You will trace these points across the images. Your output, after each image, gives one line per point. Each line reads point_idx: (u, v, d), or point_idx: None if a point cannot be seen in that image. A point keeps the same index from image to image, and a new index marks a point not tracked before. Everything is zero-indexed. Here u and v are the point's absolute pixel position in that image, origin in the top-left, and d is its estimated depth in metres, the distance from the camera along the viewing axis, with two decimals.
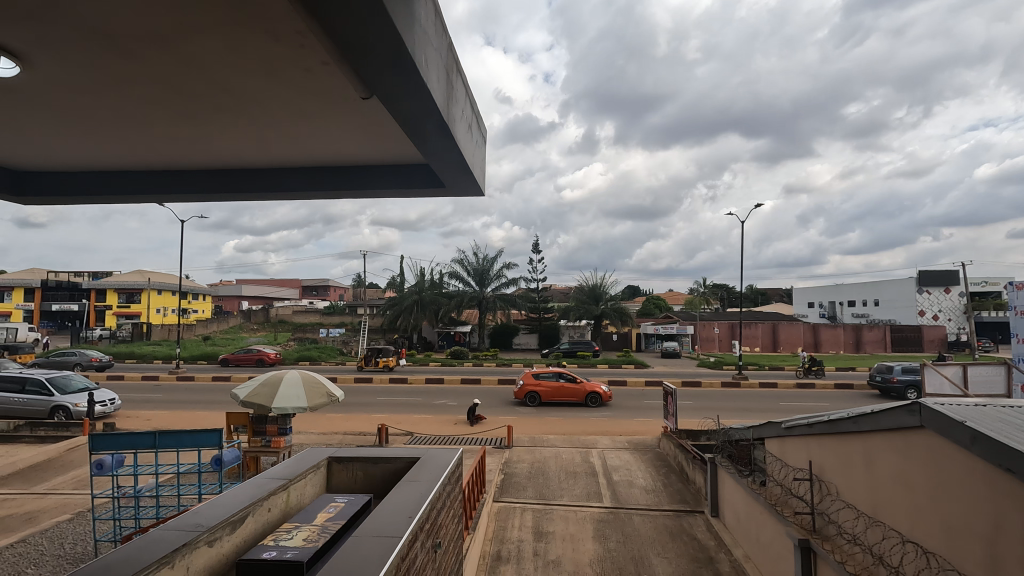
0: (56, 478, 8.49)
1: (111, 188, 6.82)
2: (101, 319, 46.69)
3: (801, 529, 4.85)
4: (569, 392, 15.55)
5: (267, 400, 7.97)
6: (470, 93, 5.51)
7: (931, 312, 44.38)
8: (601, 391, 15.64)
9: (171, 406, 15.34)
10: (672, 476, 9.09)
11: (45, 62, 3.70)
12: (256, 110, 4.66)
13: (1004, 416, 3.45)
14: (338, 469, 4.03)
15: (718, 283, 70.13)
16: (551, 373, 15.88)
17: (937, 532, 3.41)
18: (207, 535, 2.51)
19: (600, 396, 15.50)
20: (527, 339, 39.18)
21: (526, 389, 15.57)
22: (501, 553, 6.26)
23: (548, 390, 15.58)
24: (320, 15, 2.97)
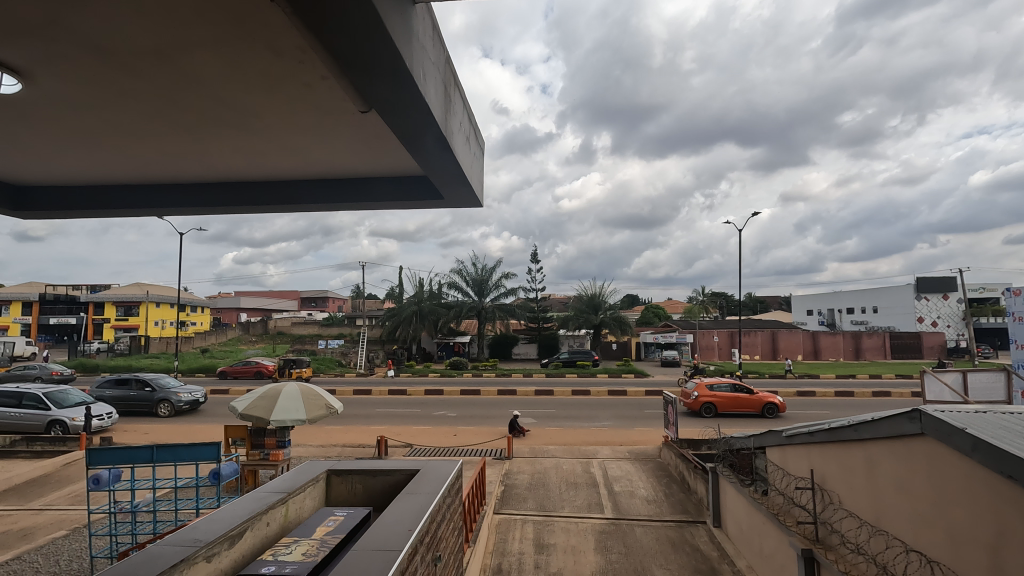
0: (51, 494, 8.41)
1: (111, 200, 6.85)
2: (98, 332, 46.48)
3: (804, 539, 4.82)
4: (746, 404, 15.07)
5: (265, 413, 7.93)
6: (468, 105, 5.56)
7: (930, 318, 44.40)
8: (776, 401, 15.22)
9: (169, 419, 15.25)
10: (674, 486, 9.04)
11: (48, 78, 3.73)
12: (254, 124, 4.69)
13: (1004, 422, 3.44)
14: (337, 482, 4.00)
15: (716, 292, 70.21)
16: (727, 385, 15.38)
17: (941, 541, 3.39)
18: (206, 550, 2.50)
19: (777, 408, 15.07)
20: (526, 349, 39.13)
21: (703, 401, 15.02)
22: (502, 565, 6.19)
23: (726, 402, 15.07)
24: (319, 31, 3.01)
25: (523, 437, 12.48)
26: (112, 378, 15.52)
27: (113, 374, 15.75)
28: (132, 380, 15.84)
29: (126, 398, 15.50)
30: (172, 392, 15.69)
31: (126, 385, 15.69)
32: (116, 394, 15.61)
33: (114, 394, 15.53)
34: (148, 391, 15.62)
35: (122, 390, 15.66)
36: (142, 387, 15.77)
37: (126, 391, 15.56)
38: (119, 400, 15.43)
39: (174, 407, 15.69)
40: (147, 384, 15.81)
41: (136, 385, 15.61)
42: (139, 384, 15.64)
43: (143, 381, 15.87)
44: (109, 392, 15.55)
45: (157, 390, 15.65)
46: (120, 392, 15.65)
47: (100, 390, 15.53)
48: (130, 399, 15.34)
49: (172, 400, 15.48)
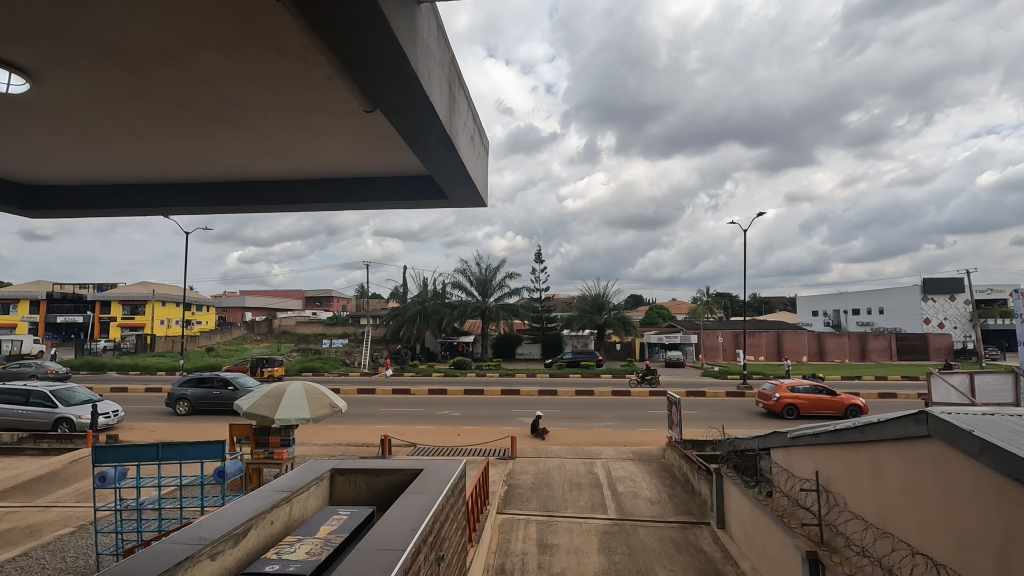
0: (58, 491, 8.47)
1: (117, 200, 6.90)
2: (105, 331, 46.81)
3: (808, 541, 4.80)
4: (829, 405, 14.97)
5: (270, 411, 7.96)
6: (473, 104, 5.57)
7: (937, 320, 44.09)
8: (858, 403, 15.12)
9: (175, 417, 15.33)
10: (678, 486, 9.03)
11: (54, 78, 3.76)
12: (258, 123, 4.70)
13: (1013, 425, 3.41)
14: (341, 480, 4.01)
15: (721, 292, 70.01)
16: (809, 386, 15.32)
17: (947, 544, 3.36)
18: (210, 548, 2.51)
19: (860, 409, 14.97)
20: (530, 349, 39.11)
21: (785, 402, 14.89)
22: (506, 565, 6.20)
23: (808, 403, 14.94)
24: (324, 32, 3.02)
25: (545, 437, 12.56)
26: (194, 377, 15.54)
27: (195, 373, 15.79)
28: (213, 379, 15.78)
29: (208, 396, 15.42)
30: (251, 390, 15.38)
31: (208, 384, 15.61)
32: (198, 392, 15.62)
33: (196, 393, 15.52)
34: (229, 389, 15.45)
35: (204, 389, 15.64)
36: (223, 385, 15.62)
37: (207, 389, 15.50)
38: (200, 398, 15.39)
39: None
40: (228, 383, 15.61)
41: (218, 384, 15.51)
42: (221, 383, 15.47)
43: (224, 379, 15.69)
44: (192, 390, 15.60)
45: (238, 389, 15.44)
46: (202, 390, 15.63)
47: (182, 390, 15.60)
48: (212, 396, 15.24)
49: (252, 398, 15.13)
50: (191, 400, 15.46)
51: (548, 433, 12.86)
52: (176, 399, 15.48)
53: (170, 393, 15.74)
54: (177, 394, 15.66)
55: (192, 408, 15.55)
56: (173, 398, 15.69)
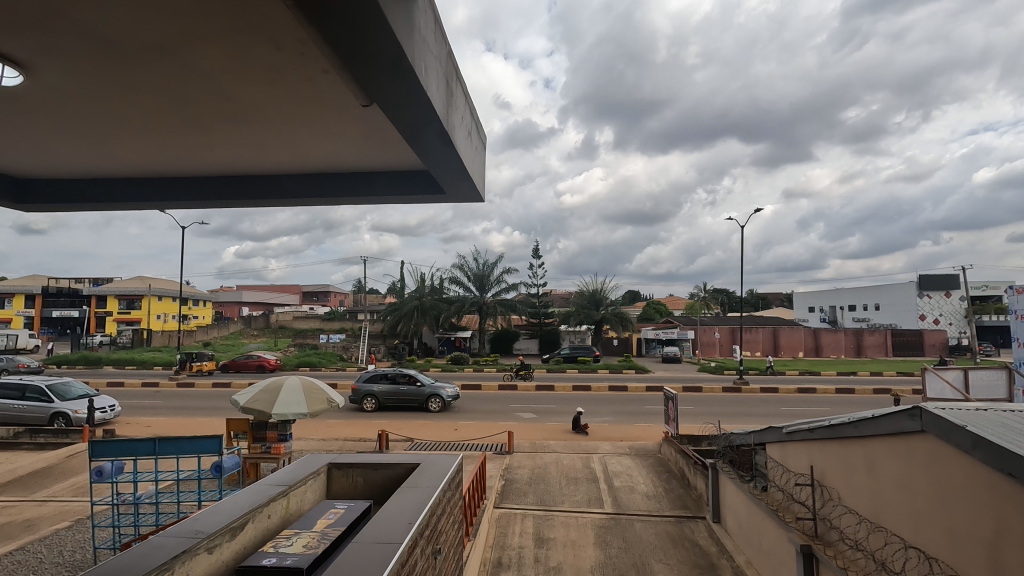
0: (55, 485, 8.47)
1: (113, 194, 6.86)
2: (101, 325, 46.51)
3: (803, 535, 4.85)
4: None
5: (267, 406, 7.95)
6: (470, 99, 5.54)
7: (932, 316, 44.35)
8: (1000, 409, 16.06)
9: (173, 412, 15.33)
10: (674, 481, 9.07)
11: (48, 71, 3.73)
12: (255, 117, 4.69)
13: (1005, 420, 3.44)
14: (339, 475, 4.02)
15: (717, 289, 70.27)
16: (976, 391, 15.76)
17: (939, 538, 3.39)
18: (207, 542, 2.51)
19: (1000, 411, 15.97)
20: (527, 344, 39.11)
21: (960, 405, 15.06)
22: (502, 559, 6.22)
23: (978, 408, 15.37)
24: (319, 24, 3.01)
25: (587, 434, 12.54)
26: (381, 373, 15.70)
27: (379, 369, 15.92)
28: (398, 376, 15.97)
29: (398, 392, 15.52)
30: (438, 386, 15.74)
31: (395, 379, 15.74)
32: (385, 388, 15.70)
33: (383, 388, 15.62)
34: (416, 385, 15.69)
35: (390, 384, 15.76)
36: (409, 381, 15.79)
37: (395, 385, 15.66)
38: (389, 393, 15.49)
39: (441, 401, 15.71)
40: (414, 379, 15.80)
41: (405, 379, 15.61)
42: (410, 378, 15.64)
43: (410, 375, 15.86)
44: (378, 386, 15.63)
45: (425, 384, 15.70)
46: (388, 386, 15.76)
47: (369, 386, 15.65)
48: (403, 391, 15.39)
49: (441, 393, 15.50)
50: (380, 395, 15.51)
51: (588, 429, 12.83)
52: (364, 394, 15.49)
53: (355, 390, 15.69)
54: (364, 391, 15.69)
55: (380, 404, 15.58)
56: (360, 394, 15.69)
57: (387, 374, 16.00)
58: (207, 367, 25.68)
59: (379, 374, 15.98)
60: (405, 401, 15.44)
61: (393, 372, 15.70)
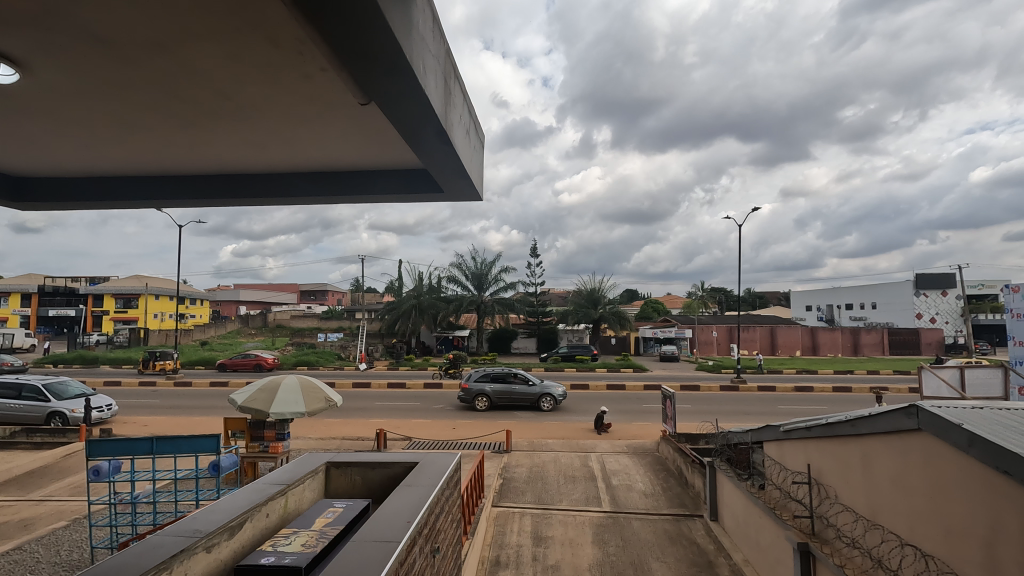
0: (51, 485, 8.44)
1: (110, 192, 6.83)
2: (98, 325, 46.34)
3: (800, 533, 4.87)
4: None
5: (265, 405, 7.94)
6: (468, 96, 5.54)
7: (928, 315, 44.47)
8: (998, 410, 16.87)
9: (170, 412, 15.29)
10: (671, 480, 9.09)
11: (44, 68, 3.71)
12: (254, 116, 4.68)
13: (1001, 418, 3.45)
14: (337, 474, 4.02)
15: (715, 288, 70.43)
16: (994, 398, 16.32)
17: (935, 536, 3.41)
18: (205, 541, 2.51)
19: None
20: (525, 343, 39.10)
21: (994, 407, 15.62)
22: (500, 557, 6.23)
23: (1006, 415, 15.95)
24: (316, 23, 3.00)
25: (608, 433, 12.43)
26: (494, 373, 15.68)
27: (489, 369, 15.89)
28: (507, 375, 15.94)
29: (511, 391, 15.49)
30: (549, 386, 15.75)
31: (506, 379, 15.74)
32: (497, 388, 15.67)
33: (497, 388, 15.60)
34: (529, 384, 15.72)
35: (501, 384, 15.74)
36: (519, 381, 15.80)
37: (508, 384, 15.69)
38: (503, 393, 15.45)
39: (553, 401, 15.74)
40: (524, 379, 15.81)
41: (517, 379, 15.63)
42: (521, 378, 15.66)
43: (521, 375, 15.88)
44: (490, 386, 15.59)
45: (536, 384, 15.71)
46: (500, 385, 15.75)
47: (482, 385, 15.58)
48: (518, 390, 15.35)
49: (554, 393, 15.53)
50: (493, 395, 15.46)
51: (610, 428, 12.73)
52: (478, 394, 15.39)
53: (466, 390, 15.58)
54: (476, 390, 15.62)
55: (493, 404, 15.52)
56: (472, 393, 15.59)
57: (495, 374, 15.98)
58: (171, 365, 25.78)
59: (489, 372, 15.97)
60: (519, 401, 15.44)
61: (505, 371, 15.72)
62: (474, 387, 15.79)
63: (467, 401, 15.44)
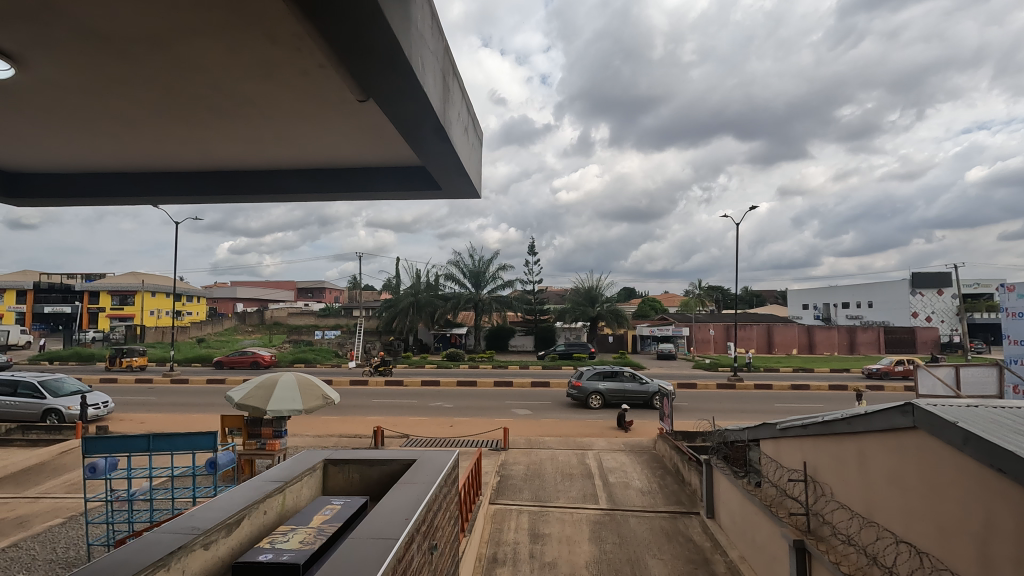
0: (48, 482, 8.42)
1: (107, 188, 6.80)
2: (94, 322, 46.19)
3: (796, 530, 4.90)
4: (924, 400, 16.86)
5: (262, 402, 7.94)
6: (466, 94, 5.53)
7: (924, 314, 44.66)
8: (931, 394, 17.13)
9: (166, 409, 15.26)
10: (668, 477, 9.12)
11: (41, 64, 3.70)
12: (251, 112, 4.66)
13: (996, 417, 3.47)
14: (334, 472, 4.02)
15: (712, 287, 70.64)
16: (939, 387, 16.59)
17: (930, 533, 3.43)
18: (203, 538, 2.50)
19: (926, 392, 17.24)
20: (523, 341, 39.13)
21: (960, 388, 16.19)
22: (498, 555, 6.25)
23: None
24: (317, 20, 3.01)
25: (632, 432, 12.56)
26: (606, 371, 15.74)
27: (601, 367, 15.96)
28: (619, 373, 15.97)
29: (625, 389, 15.52)
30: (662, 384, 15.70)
31: (620, 377, 15.77)
32: (610, 386, 15.72)
33: (609, 386, 15.66)
34: (641, 382, 15.74)
35: (614, 382, 15.80)
36: (632, 379, 15.82)
37: (621, 382, 15.73)
38: (617, 392, 15.49)
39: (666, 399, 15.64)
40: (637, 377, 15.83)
41: (631, 377, 15.64)
42: (635, 376, 15.67)
43: (634, 373, 15.88)
44: (604, 384, 15.63)
45: (649, 382, 15.68)
46: (612, 384, 15.81)
47: (595, 383, 15.67)
48: (633, 388, 15.37)
49: (667, 391, 15.42)
50: (607, 394, 15.53)
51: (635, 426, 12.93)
52: (592, 392, 15.49)
53: (581, 388, 15.69)
54: (590, 389, 15.72)
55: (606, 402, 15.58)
56: (584, 391, 15.67)
57: (606, 372, 16.05)
58: (136, 363, 26.24)
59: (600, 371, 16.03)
60: (634, 399, 15.44)
61: (618, 370, 15.79)
62: (586, 386, 15.89)
63: (581, 399, 15.54)
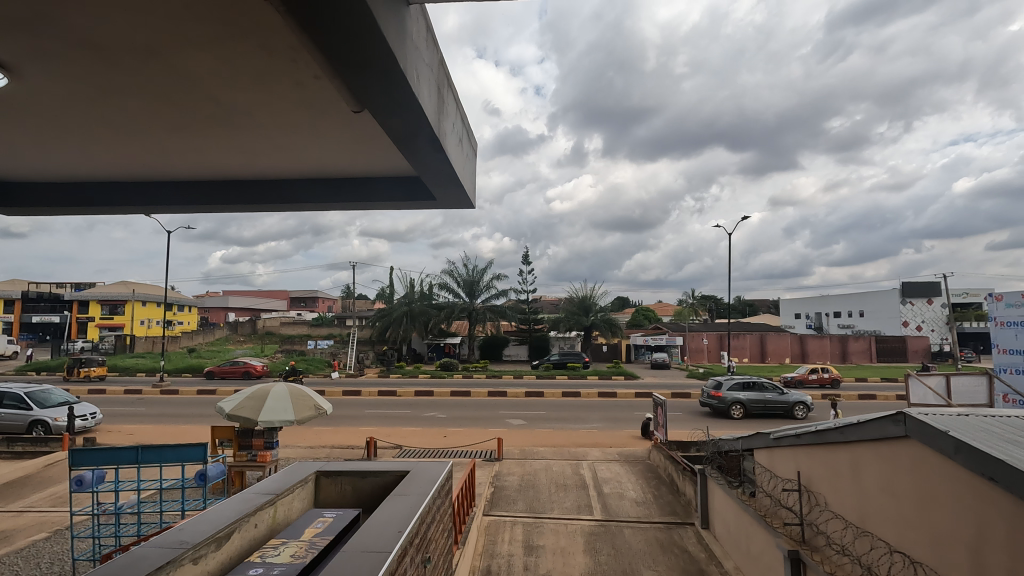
0: (33, 495, 8.25)
1: (101, 197, 6.77)
2: (83, 331, 45.56)
3: (790, 541, 4.89)
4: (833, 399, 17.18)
5: (253, 413, 7.84)
6: (461, 106, 5.57)
7: (915, 322, 45.02)
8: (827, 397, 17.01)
9: (156, 420, 15.05)
10: (663, 488, 9.09)
11: (36, 74, 3.70)
12: (244, 122, 4.65)
13: (985, 425, 3.50)
14: (327, 483, 3.97)
15: (706, 296, 70.96)
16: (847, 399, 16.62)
17: (924, 542, 3.44)
18: (192, 552, 2.47)
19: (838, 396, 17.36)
20: (517, 351, 39.05)
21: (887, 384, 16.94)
22: (491, 567, 6.18)
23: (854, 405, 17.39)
24: (312, 32, 3.02)
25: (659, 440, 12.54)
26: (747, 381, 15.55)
27: (740, 377, 15.77)
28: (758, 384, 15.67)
29: (767, 399, 15.24)
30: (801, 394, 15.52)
31: (760, 387, 15.48)
32: (751, 396, 15.39)
33: (751, 396, 15.36)
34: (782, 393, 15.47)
35: (755, 392, 15.50)
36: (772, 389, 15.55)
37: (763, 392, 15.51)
38: (759, 402, 15.19)
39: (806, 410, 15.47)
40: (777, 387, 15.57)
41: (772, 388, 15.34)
42: (776, 386, 15.39)
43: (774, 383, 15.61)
44: (746, 394, 15.32)
45: (790, 392, 15.43)
46: (753, 394, 15.50)
47: (737, 393, 15.45)
48: (776, 399, 15.10)
49: (809, 402, 15.23)
50: (750, 404, 15.23)
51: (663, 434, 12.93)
52: (734, 403, 15.21)
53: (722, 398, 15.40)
54: (731, 399, 15.43)
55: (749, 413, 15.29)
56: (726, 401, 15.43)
57: (746, 382, 15.73)
58: (96, 372, 25.89)
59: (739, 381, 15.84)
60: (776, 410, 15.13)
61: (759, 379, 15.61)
62: (726, 396, 15.59)
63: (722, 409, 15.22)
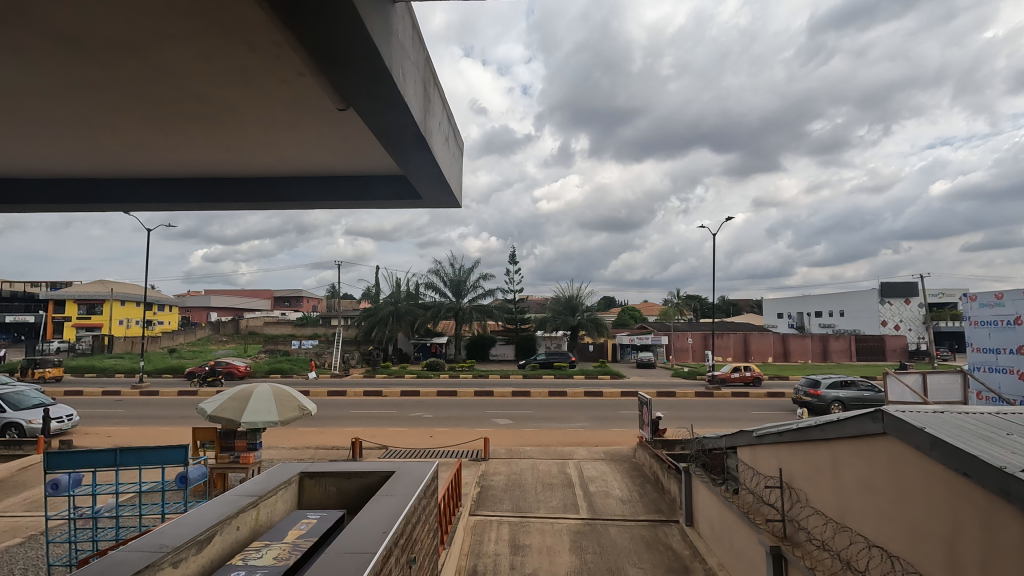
0: (6, 500, 8.03)
1: (80, 195, 6.62)
2: (59, 331, 44.36)
3: (772, 537, 4.98)
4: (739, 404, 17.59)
5: (236, 414, 7.73)
6: (447, 104, 5.55)
7: (893, 322, 46.01)
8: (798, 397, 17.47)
9: (135, 422, 14.75)
10: (648, 486, 9.18)
11: (9, 68, 3.60)
12: (224, 118, 4.56)
13: (960, 422, 3.59)
14: (311, 485, 3.93)
15: (691, 296, 71.76)
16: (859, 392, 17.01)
17: (900, 537, 3.52)
18: (172, 556, 2.42)
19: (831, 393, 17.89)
20: (503, 350, 39.05)
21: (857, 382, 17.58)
22: (478, 567, 6.18)
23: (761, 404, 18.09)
24: (295, 28, 2.98)
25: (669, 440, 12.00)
26: (846, 380, 16.45)
27: (837, 377, 16.69)
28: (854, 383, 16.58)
29: (864, 397, 16.08)
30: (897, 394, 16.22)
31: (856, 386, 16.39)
32: (848, 394, 16.28)
33: (847, 395, 16.23)
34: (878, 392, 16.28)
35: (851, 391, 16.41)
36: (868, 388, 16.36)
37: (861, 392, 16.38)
38: (856, 399, 16.05)
39: None
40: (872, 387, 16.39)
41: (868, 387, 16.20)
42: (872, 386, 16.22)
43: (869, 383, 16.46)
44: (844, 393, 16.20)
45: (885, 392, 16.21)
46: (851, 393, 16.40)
47: (836, 391, 16.32)
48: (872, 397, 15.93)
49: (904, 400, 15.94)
50: (848, 401, 16.09)
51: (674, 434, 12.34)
52: (833, 400, 16.10)
53: (820, 396, 16.29)
54: (829, 398, 16.31)
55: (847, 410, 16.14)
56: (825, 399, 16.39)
57: (842, 381, 16.65)
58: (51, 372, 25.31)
59: (835, 381, 16.90)
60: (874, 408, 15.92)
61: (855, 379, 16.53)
62: (825, 395, 16.51)
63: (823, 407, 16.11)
